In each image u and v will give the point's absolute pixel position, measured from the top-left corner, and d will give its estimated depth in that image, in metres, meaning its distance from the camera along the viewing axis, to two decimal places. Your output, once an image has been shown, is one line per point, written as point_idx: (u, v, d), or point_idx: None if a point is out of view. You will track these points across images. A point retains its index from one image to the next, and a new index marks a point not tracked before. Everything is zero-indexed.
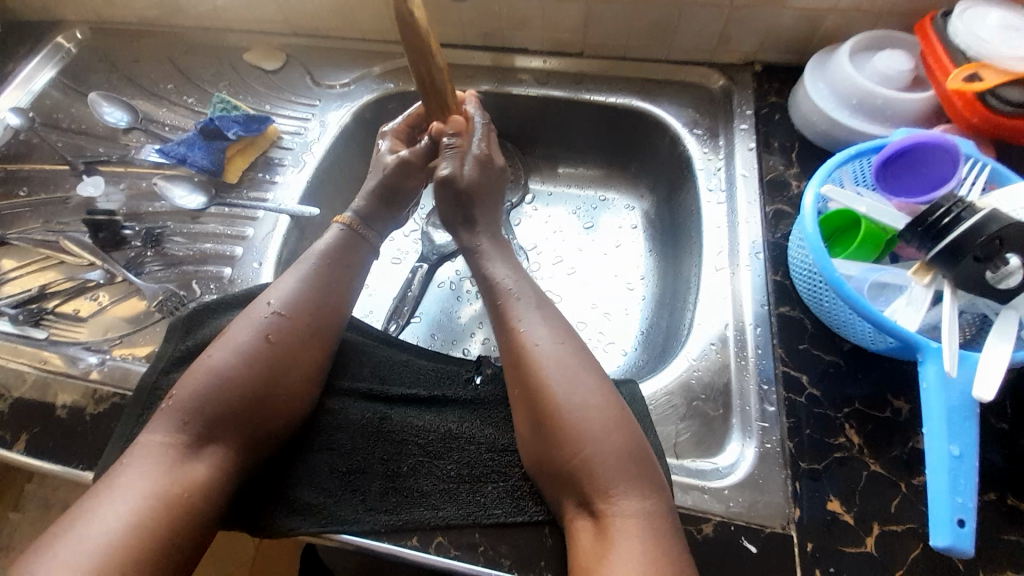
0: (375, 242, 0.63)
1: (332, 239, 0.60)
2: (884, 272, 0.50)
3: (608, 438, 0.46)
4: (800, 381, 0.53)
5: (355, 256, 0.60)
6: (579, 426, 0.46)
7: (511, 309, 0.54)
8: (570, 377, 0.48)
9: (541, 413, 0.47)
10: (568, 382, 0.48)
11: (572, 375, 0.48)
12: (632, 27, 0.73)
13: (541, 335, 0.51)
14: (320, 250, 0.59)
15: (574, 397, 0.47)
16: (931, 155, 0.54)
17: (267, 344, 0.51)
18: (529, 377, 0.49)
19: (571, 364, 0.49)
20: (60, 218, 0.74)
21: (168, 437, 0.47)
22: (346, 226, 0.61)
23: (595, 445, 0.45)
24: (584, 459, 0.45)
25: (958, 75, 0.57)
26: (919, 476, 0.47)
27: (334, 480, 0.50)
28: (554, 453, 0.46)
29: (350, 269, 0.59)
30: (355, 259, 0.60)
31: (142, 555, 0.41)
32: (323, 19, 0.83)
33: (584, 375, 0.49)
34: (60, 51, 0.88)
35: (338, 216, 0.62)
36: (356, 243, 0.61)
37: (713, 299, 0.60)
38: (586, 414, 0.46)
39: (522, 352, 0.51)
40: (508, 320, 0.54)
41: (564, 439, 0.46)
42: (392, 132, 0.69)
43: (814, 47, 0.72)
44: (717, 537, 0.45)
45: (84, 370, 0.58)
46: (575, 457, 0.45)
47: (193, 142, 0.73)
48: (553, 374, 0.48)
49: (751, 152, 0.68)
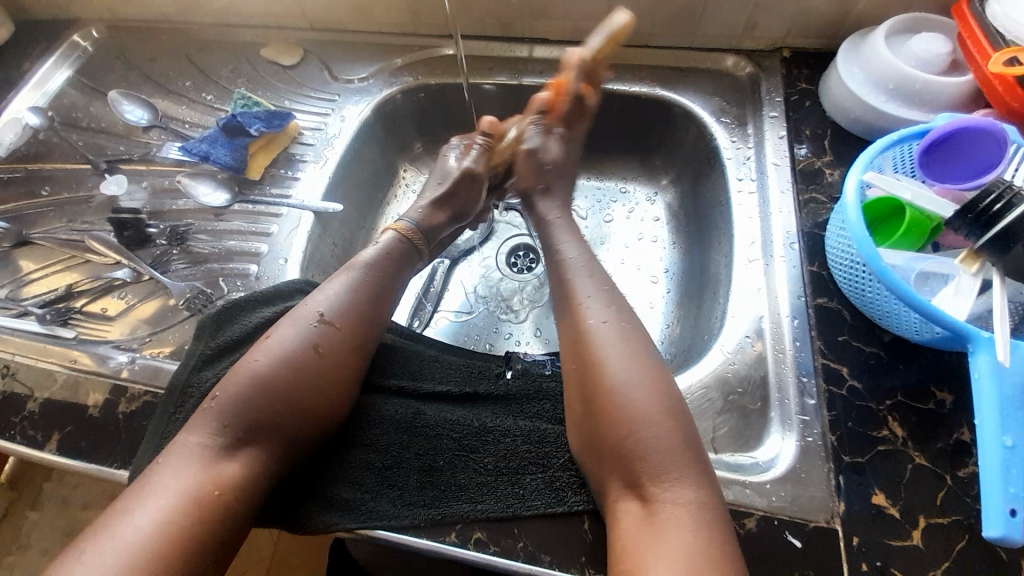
0: (425, 254, 0.66)
1: (386, 247, 0.61)
2: (929, 261, 0.48)
3: (663, 423, 0.46)
4: (840, 374, 0.52)
5: (404, 265, 0.62)
6: (633, 407, 0.46)
7: (558, 297, 0.56)
8: (626, 365, 0.48)
9: (595, 392, 0.48)
10: (624, 364, 0.48)
11: (630, 359, 0.49)
12: (657, 14, 0.72)
13: (600, 315, 0.52)
14: (371, 257, 0.59)
15: (630, 378, 0.48)
16: (975, 140, 0.52)
17: (316, 355, 0.51)
18: (587, 355, 0.50)
19: (627, 348, 0.50)
20: (83, 217, 0.74)
21: (200, 441, 0.47)
22: (402, 236, 0.63)
23: (649, 428, 0.45)
24: (636, 440, 0.45)
25: (998, 59, 0.56)
26: (964, 468, 0.47)
27: (372, 475, 0.49)
28: (606, 434, 0.46)
29: (396, 278, 0.60)
30: (400, 271, 0.61)
31: (170, 556, 0.41)
32: (339, 12, 0.82)
33: (643, 360, 0.49)
34: (76, 49, 0.88)
35: (395, 224, 0.64)
36: (408, 254, 0.63)
37: (747, 291, 0.59)
38: (641, 396, 0.47)
39: (584, 332, 0.52)
40: (558, 308, 0.55)
41: (619, 419, 0.46)
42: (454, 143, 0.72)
43: (846, 31, 0.70)
44: (761, 532, 0.45)
45: (115, 369, 0.59)
46: (628, 438, 0.45)
47: (215, 139, 0.73)
48: (612, 354, 0.49)
49: (782, 140, 0.67)
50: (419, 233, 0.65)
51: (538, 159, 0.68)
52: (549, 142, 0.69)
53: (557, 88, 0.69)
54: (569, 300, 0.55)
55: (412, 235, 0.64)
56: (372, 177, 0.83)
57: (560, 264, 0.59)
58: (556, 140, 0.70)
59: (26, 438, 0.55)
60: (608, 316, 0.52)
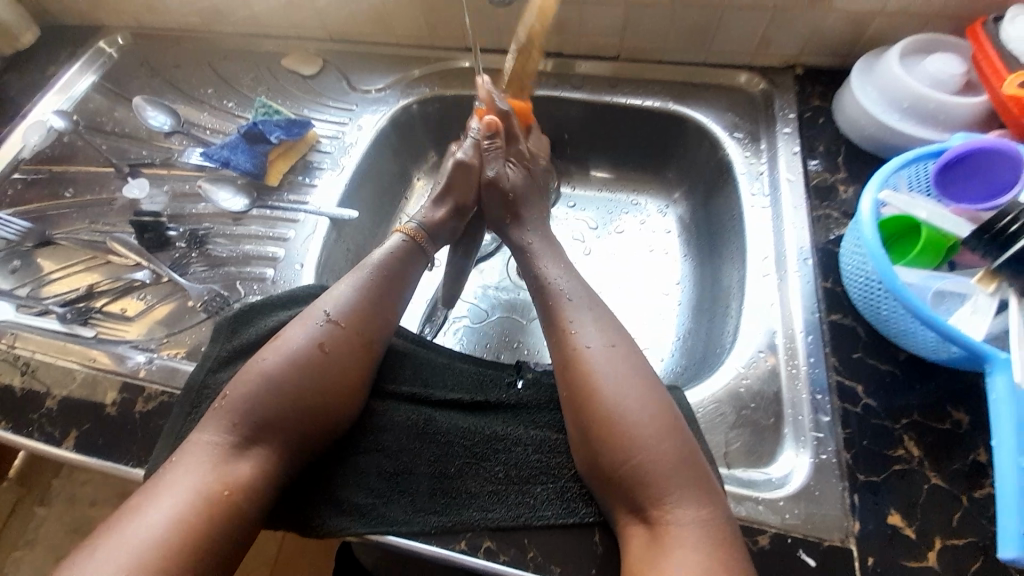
0: (431, 253, 0.66)
1: (392, 248, 0.62)
2: (945, 280, 0.49)
3: (662, 444, 0.46)
4: (854, 391, 0.51)
5: (410, 269, 0.62)
6: (631, 430, 0.47)
7: (564, 312, 0.56)
8: (625, 385, 0.49)
9: (592, 416, 0.48)
10: (619, 386, 0.49)
11: (627, 379, 0.50)
12: (671, 32, 0.73)
13: (594, 338, 0.53)
14: (379, 259, 0.60)
15: (626, 401, 0.48)
16: (991, 161, 0.53)
17: (321, 353, 0.52)
18: (585, 377, 0.50)
19: (621, 370, 0.50)
20: (105, 219, 0.76)
21: (216, 440, 0.48)
22: (409, 237, 0.64)
23: (650, 449, 0.46)
24: (638, 462, 0.45)
25: (1013, 81, 0.56)
26: (981, 490, 0.46)
27: (383, 482, 0.50)
28: (604, 458, 0.46)
29: (402, 279, 0.60)
30: (407, 273, 0.61)
31: (181, 558, 0.41)
32: (358, 25, 0.84)
33: (637, 381, 0.50)
34: (102, 55, 0.91)
35: (402, 226, 0.65)
36: (413, 256, 0.63)
37: (760, 306, 0.59)
38: (637, 418, 0.47)
39: (580, 355, 0.52)
40: (560, 321, 0.56)
41: (620, 442, 0.46)
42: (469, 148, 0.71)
43: (859, 50, 0.71)
44: (774, 549, 0.44)
45: (133, 368, 0.59)
46: (629, 460, 0.46)
47: (236, 145, 0.74)
48: (609, 375, 0.50)
49: (795, 156, 0.67)
50: (424, 233, 0.65)
51: (502, 186, 0.68)
52: (506, 167, 0.69)
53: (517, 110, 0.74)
54: (560, 322, 0.56)
55: (418, 235, 0.64)
56: (387, 185, 0.84)
57: (572, 277, 0.61)
58: (515, 168, 0.70)
59: (44, 435, 0.56)
60: (598, 340, 0.53)
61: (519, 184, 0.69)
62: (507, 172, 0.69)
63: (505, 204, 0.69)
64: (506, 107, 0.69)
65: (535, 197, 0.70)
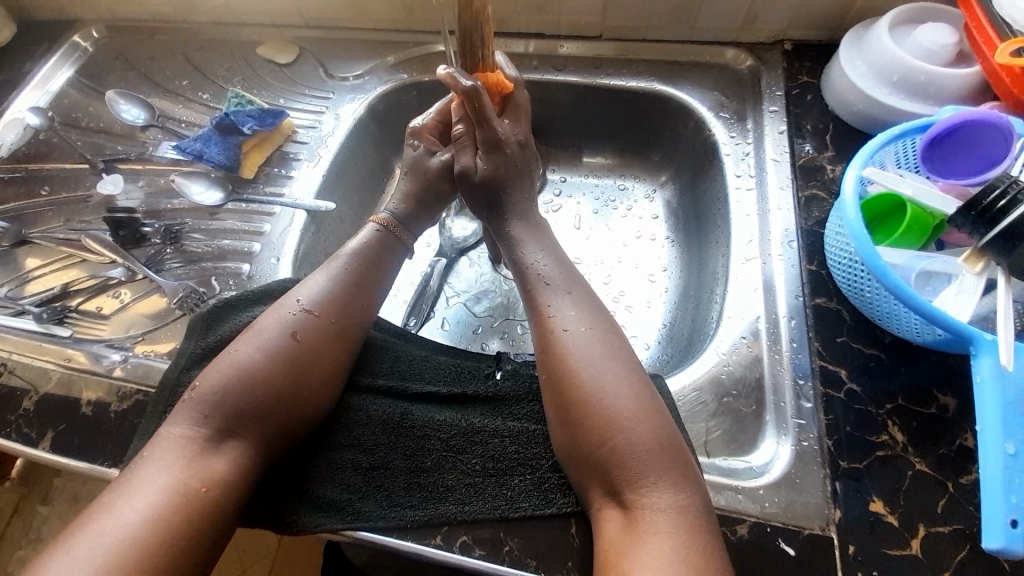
0: (409, 242, 0.63)
1: (366, 239, 0.60)
2: (931, 260, 0.47)
3: (639, 427, 0.44)
4: (838, 376, 0.50)
5: (389, 257, 0.60)
6: (608, 412, 0.45)
7: (541, 295, 0.54)
8: (604, 368, 0.47)
9: (569, 399, 0.47)
10: (596, 368, 0.47)
11: (605, 363, 0.48)
12: (654, 8, 0.71)
13: (572, 321, 0.51)
14: (353, 249, 0.59)
15: (603, 383, 0.46)
16: (980, 134, 0.50)
17: (294, 342, 0.51)
18: (560, 362, 0.49)
19: (601, 353, 0.48)
20: (81, 216, 0.75)
21: (186, 431, 0.47)
22: (382, 226, 0.61)
23: (626, 432, 0.44)
24: (613, 446, 0.44)
25: (1005, 50, 0.54)
26: (967, 476, 0.45)
27: (357, 476, 0.49)
28: (581, 440, 0.45)
29: (381, 269, 0.59)
30: (386, 263, 0.60)
31: (146, 557, 0.40)
32: (333, 10, 0.81)
33: (616, 363, 0.48)
34: (77, 49, 0.89)
35: (375, 216, 0.63)
36: (391, 246, 0.61)
37: (743, 291, 0.57)
38: (614, 401, 0.46)
39: (555, 341, 0.50)
40: (539, 306, 0.54)
41: (595, 425, 0.45)
42: (427, 130, 0.67)
43: (850, 22, 0.68)
44: (753, 539, 0.43)
45: (108, 367, 0.59)
46: (603, 444, 0.44)
47: (209, 137, 0.73)
48: (585, 359, 0.48)
49: (782, 135, 0.65)
50: (399, 222, 0.62)
51: (472, 180, 0.61)
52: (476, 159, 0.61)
53: (495, 84, 0.60)
54: (536, 307, 0.53)
55: (393, 226, 0.62)
56: (369, 176, 0.82)
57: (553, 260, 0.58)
58: (484, 155, 0.61)
59: (21, 435, 0.56)
60: (576, 323, 0.51)
61: (491, 176, 0.61)
62: (476, 162, 0.61)
63: (482, 197, 0.62)
64: (472, 87, 0.56)
65: (517, 185, 0.61)
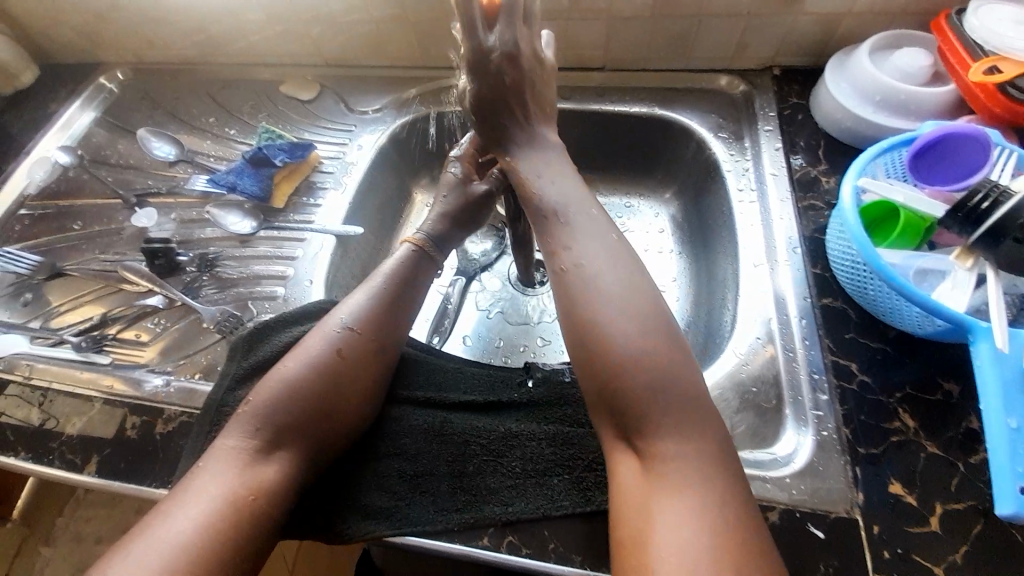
0: (439, 261, 0.66)
1: (401, 260, 0.62)
2: (926, 258, 0.52)
3: (664, 365, 0.45)
4: (849, 369, 0.54)
5: (421, 275, 0.63)
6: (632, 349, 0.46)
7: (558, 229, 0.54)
8: (625, 303, 0.48)
9: (592, 335, 0.47)
10: (611, 306, 0.48)
11: (627, 300, 0.48)
12: (653, 40, 0.77)
13: (592, 255, 0.51)
14: (387, 269, 0.61)
15: (627, 321, 0.47)
16: (961, 144, 0.56)
17: (339, 358, 0.54)
18: (582, 299, 0.49)
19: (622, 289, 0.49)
20: (115, 248, 0.78)
21: (238, 443, 0.49)
22: (417, 247, 0.64)
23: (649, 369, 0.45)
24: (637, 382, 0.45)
25: (978, 69, 0.60)
26: (976, 455, 0.48)
27: (404, 484, 0.51)
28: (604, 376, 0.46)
29: (415, 287, 0.62)
30: (419, 281, 0.63)
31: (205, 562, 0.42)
32: (352, 49, 0.87)
33: (639, 300, 0.48)
34: (103, 91, 0.93)
35: (407, 237, 0.66)
36: (422, 265, 0.64)
37: (755, 296, 0.61)
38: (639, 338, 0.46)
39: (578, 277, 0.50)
40: (555, 239, 0.54)
41: (620, 362, 0.45)
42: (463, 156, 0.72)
43: (832, 48, 0.75)
44: (783, 524, 0.46)
45: (152, 391, 0.61)
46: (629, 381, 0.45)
47: (241, 170, 0.77)
48: (608, 293, 0.49)
49: (777, 152, 0.71)
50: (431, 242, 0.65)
51: None
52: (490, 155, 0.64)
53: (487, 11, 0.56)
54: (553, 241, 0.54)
55: (426, 244, 0.65)
56: (389, 202, 0.87)
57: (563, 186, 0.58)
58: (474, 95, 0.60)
59: (65, 461, 0.57)
60: (590, 256, 0.51)
61: None
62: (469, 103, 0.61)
63: None
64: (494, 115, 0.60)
65: None
